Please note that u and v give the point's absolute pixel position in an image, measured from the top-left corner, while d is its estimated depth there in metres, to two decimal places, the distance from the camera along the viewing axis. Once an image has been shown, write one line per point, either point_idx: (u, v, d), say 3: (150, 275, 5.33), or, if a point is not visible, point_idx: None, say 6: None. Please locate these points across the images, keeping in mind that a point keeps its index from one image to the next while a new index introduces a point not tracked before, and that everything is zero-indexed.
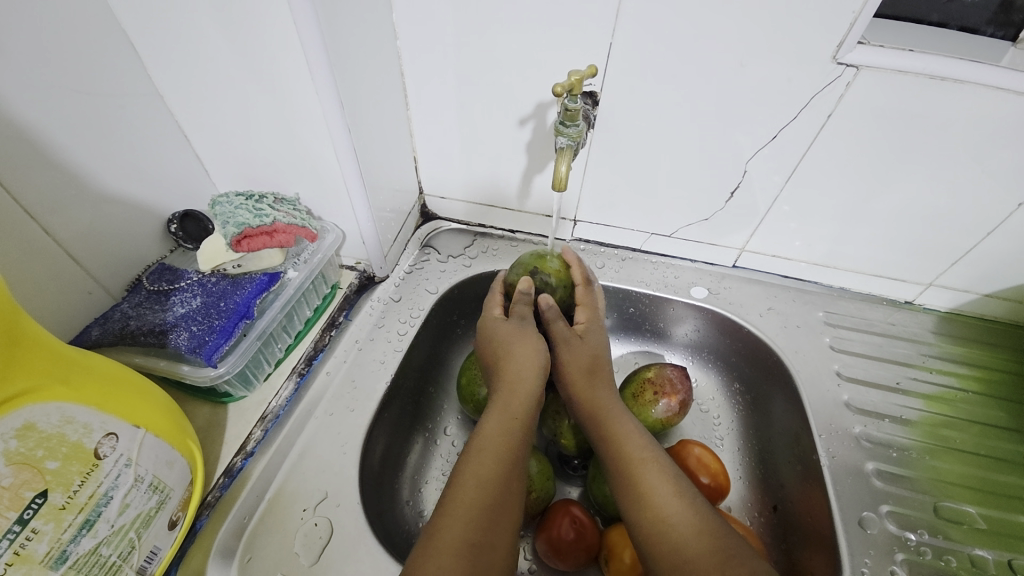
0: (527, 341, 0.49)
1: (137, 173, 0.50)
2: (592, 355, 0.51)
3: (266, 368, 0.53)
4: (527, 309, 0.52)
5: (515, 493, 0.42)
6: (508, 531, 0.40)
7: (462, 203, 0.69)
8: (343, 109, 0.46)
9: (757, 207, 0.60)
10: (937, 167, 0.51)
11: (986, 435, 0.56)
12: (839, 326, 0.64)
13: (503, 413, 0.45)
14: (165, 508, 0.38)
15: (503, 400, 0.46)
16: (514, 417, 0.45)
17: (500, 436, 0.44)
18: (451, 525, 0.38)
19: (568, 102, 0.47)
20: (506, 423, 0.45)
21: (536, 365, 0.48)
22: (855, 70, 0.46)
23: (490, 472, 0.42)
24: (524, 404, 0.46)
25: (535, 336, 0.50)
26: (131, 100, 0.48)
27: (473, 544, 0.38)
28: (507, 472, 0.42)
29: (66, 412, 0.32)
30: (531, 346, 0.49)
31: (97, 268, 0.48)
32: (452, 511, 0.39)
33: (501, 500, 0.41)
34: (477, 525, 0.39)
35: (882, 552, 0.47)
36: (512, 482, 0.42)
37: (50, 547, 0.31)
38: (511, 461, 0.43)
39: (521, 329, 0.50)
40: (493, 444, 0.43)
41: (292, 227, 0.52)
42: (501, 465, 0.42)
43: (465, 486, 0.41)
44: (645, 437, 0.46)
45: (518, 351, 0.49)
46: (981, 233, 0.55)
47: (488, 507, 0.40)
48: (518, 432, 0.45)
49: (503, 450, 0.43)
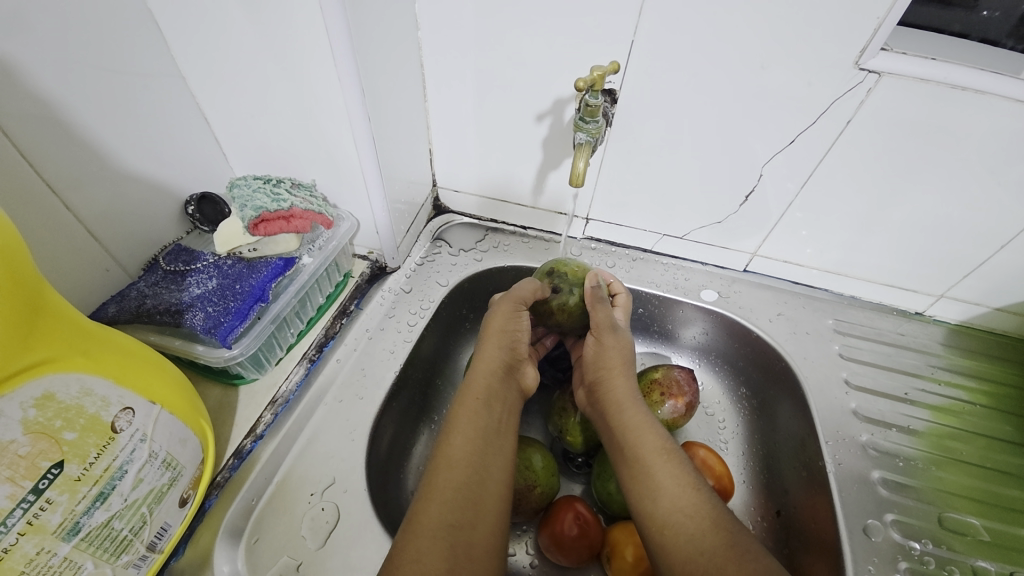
0: (503, 315, 0.51)
1: (156, 154, 0.50)
2: (622, 353, 0.51)
3: (278, 352, 0.54)
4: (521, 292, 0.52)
5: (495, 472, 0.42)
6: (490, 513, 0.40)
7: (475, 198, 0.70)
8: (364, 97, 0.46)
9: (771, 212, 0.60)
10: (956, 177, 0.51)
11: (991, 448, 0.56)
12: (847, 334, 0.64)
13: (471, 393, 0.46)
14: (177, 485, 0.39)
15: (470, 382, 0.47)
16: (477, 397, 0.46)
17: (469, 416, 0.44)
18: (431, 508, 0.38)
19: (589, 98, 0.47)
20: (474, 403, 0.45)
21: (504, 339, 0.50)
22: (878, 76, 0.46)
23: (460, 452, 0.42)
24: (491, 381, 0.47)
25: (507, 314, 0.51)
26: (153, 80, 0.48)
27: (451, 524, 0.37)
28: (478, 451, 0.42)
29: (86, 384, 0.33)
30: (499, 326, 0.51)
31: (115, 246, 0.49)
32: (431, 494, 0.39)
33: (476, 479, 0.41)
34: (452, 506, 0.38)
35: (885, 560, 0.47)
36: (489, 460, 0.42)
37: (63, 518, 0.31)
38: (485, 439, 0.43)
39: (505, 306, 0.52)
40: (464, 424, 0.44)
41: (309, 213, 0.52)
42: (475, 444, 0.42)
43: (440, 470, 0.41)
44: (659, 431, 0.46)
45: (491, 329, 0.51)
46: (994, 246, 0.55)
47: (463, 488, 0.40)
48: (484, 411, 0.45)
49: (476, 429, 0.43)
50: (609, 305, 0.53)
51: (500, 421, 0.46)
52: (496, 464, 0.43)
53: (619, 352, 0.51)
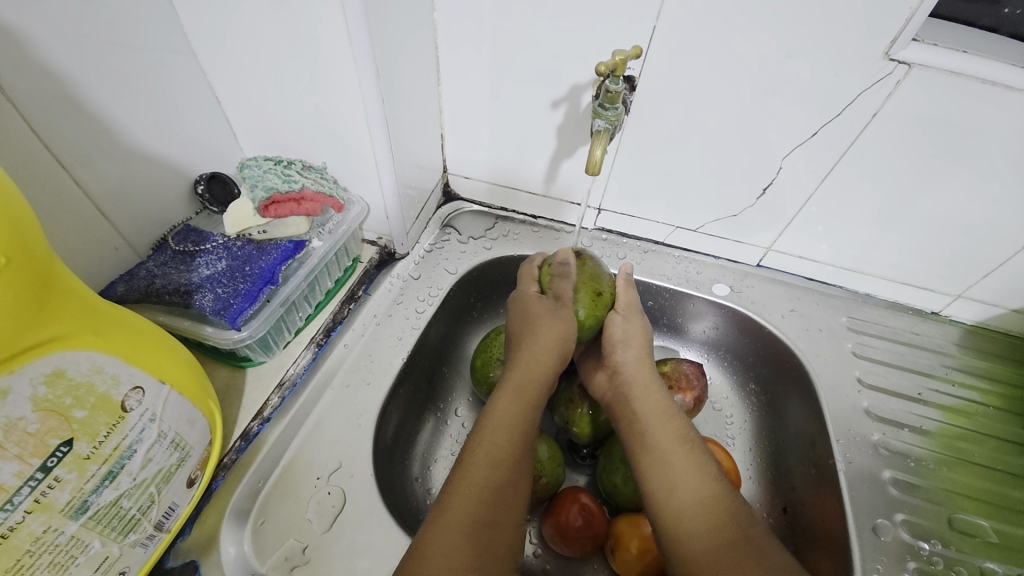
0: (557, 324, 0.49)
1: (164, 130, 0.49)
2: (644, 345, 0.51)
3: (286, 336, 0.53)
4: (563, 288, 0.51)
5: (523, 476, 0.43)
6: (514, 511, 0.41)
7: (486, 184, 0.69)
8: (377, 77, 0.45)
9: (788, 206, 0.58)
10: (980, 176, 0.49)
11: (1003, 450, 0.55)
12: (861, 332, 0.63)
13: (513, 395, 0.46)
14: (185, 465, 0.38)
15: (517, 381, 0.47)
16: (525, 397, 0.46)
17: (511, 416, 0.44)
18: (460, 502, 0.38)
19: (609, 83, 0.46)
20: (520, 403, 0.45)
21: (559, 347, 0.48)
22: (907, 67, 0.45)
23: (502, 453, 0.42)
24: (539, 383, 0.47)
25: (565, 321, 0.49)
26: (163, 56, 0.47)
27: (481, 521, 0.38)
28: (518, 452, 0.43)
29: (96, 362, 0.32)
30: (557, 334, 0.49)
31: (124, 224, 0.48)
32: (461, 490, 0.39)
33: (511, 479, 0.41)
34: (485, 504, 0.39)
35: (893, 559, 0.47)
36: (520, 462, 0.43)
37: (71, 496, 0.31)
38: (522, 441, 0.43)
39: (554, 310, 0.50)
40: (505, 423, 0.44)
41: (320, 196, 0.52)
42: (513, 445, 0.43)
43: (476, 465, 0.41)
44: (682, 425, 0.46)
45: (543, 332, 0.48)
46: (1014, 247, 0.54)
47: (497, 486, 0.40)
48: (529, 414, 0.45)
49: (514, 429, 0.44)
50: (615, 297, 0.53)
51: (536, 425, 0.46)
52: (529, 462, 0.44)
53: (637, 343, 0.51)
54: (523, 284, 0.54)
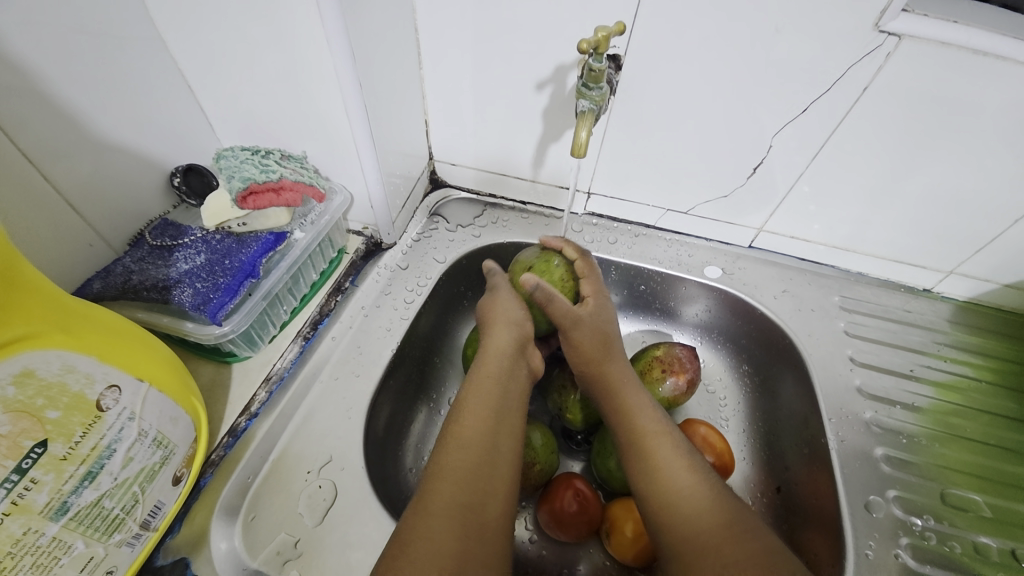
0: (498, 304, 0.51)
1: (135, 121, 0.48)
2: (601, 332, 0.50)
3: (271, 330, 0.52)
4: (498, 279, 0.54)
5: (505, 459, 0.41)
6: (499, 493, 0.40)
7: (473, 171, 0.67)
8: (354, 61, 0.43)
9: (779, 186, 0.58)
10: (972, 149, 0.49)
11: (995, 425, 0.56)
12: (854, 311, 0.63)
13: (484, 381, 0.45)
14: (169, 463, 0.38)
15: (484, 363, 0.47)
16: (495, 378, 0.46)
17: (483, 397, 0.44)
18: (442, 488, 0.38)
19: (593, 62, 0.44)
20: (491, 384, 0.45)
21: (512, 326, 0.49)
22: (898, 39, 0.43)
23: (476, 435, 0.42)
24: (507, 365, 0.47)
25: (504, 301, 0.51)
26: (130, 44, 0.45)
27: (463, 505, 0.38)
28: (494, 433, 0.42)
29: (68, 361, 0.31)
30: (501, 314, 0.50)
31: (98, 219, 0.47)
32: (440, 474, 0.39)
33: (489, 462, 0.40)
34: (464, 487, 0.38)
35: (886, 535, 0.47)
36: (501, 447, 0.42)
37: (50, 498, 0.30)
38: (497, 422, 0.43)
39: (492, 297, 0.52)
40: (479, 409, 0.43)
41: (300, 185, 0.51)
42: (488, 426, 0.42)
43: (453, 449, 0.41)
44: (658, 414, 0.46)
45: (495, 315, 0.50)
46: (1007, 221, 0.53)
47: (475, 469, 0.40)
48: (500, 394, 0.45)
49: (489, 410, 0.43)
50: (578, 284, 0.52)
51: (514, 405, 0.45)
52: (511, 442, 0.43)
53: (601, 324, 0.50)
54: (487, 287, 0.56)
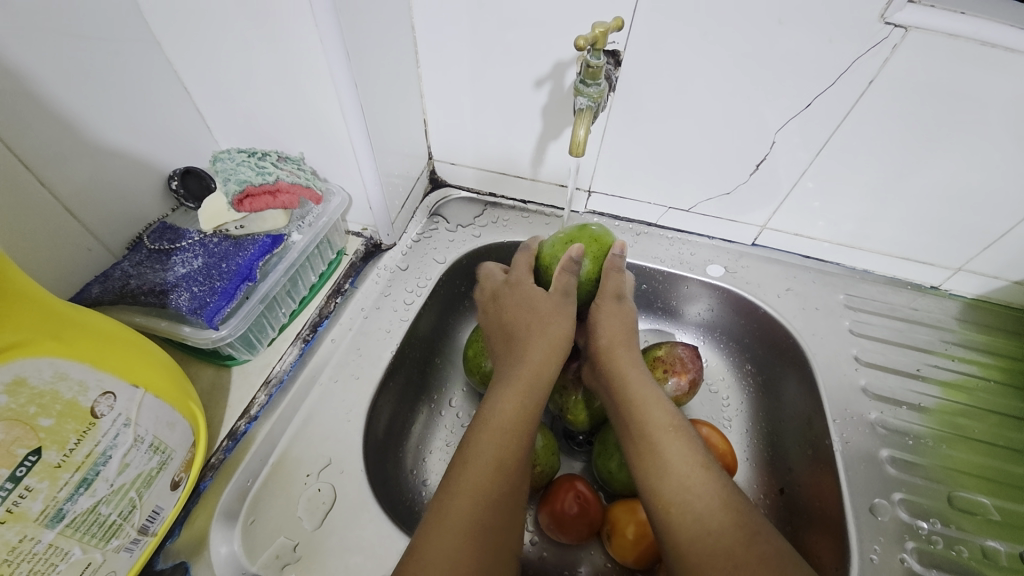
0: (557, 322, 0.50)
1: (131, 123, 0.47)
2: (625, 325, 0.52)
3: (270, 333, 0.52)
4: (569, 279, 0.50)
5: (524, 476, 0.42)
6: (518, 512, 0.41)
7: (472, 170, 0.67)
8: (349, 60, 0.43)
9: (782, 182, 0.57)
10: (980, 145, 0.48)
11: (1004, 426, 0.55)
12: (859, 310, 0.62)
13: (515, 390, 0.45)
14: (167, 468, 0.38)
15: (514, 378, 0.46)
16: (524, 392, 0.45)
17: (512, 416, 0.44)
18: (462, 505, 0.38)
19: (590, 58, 0.44)
20: (519, 401, 0.45)
21: (558, 349, 0.49)
22: (904, 31, 0.42)
23: (503, 454, 0.41)
24: (537, 385, 0.47)
25: (567, 317, 0.50)
26: (125, 46, 0.45)
27: (485, 527, 0.38)
28: (519, 453, 0.42)
29: (60, 368, 0.31)
30: (558, 335, 0.49)
31: (96, 224, 0.47)
32: (461, 493, 0.39)
33: (513, 482, 0.41)
34: (487, 508, 0.38)
35: (892, 539, 0.47)
36: (526, 462, 0.43)
37: (44, 506, 0.31)
38: (523, 440, 0.43)
39: (558, 304, 0.51)
40: (505, 423, 0.43)
41: (296, 187, 0.50)
42: (513, 444, 0.42)
43: (476, 466, 0.40)
44: (670, 407, 0.46)
45: (546, 333, 0.49)
46: (1017, 217, 0.52)
47: (499, 490, 0.40)
48: (529, 410, 0.45)
49: (515, 428, 0.43)
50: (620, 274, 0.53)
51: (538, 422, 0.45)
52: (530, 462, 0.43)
53: (623, 323, 0.52)
54: (518, 270, 0.55)
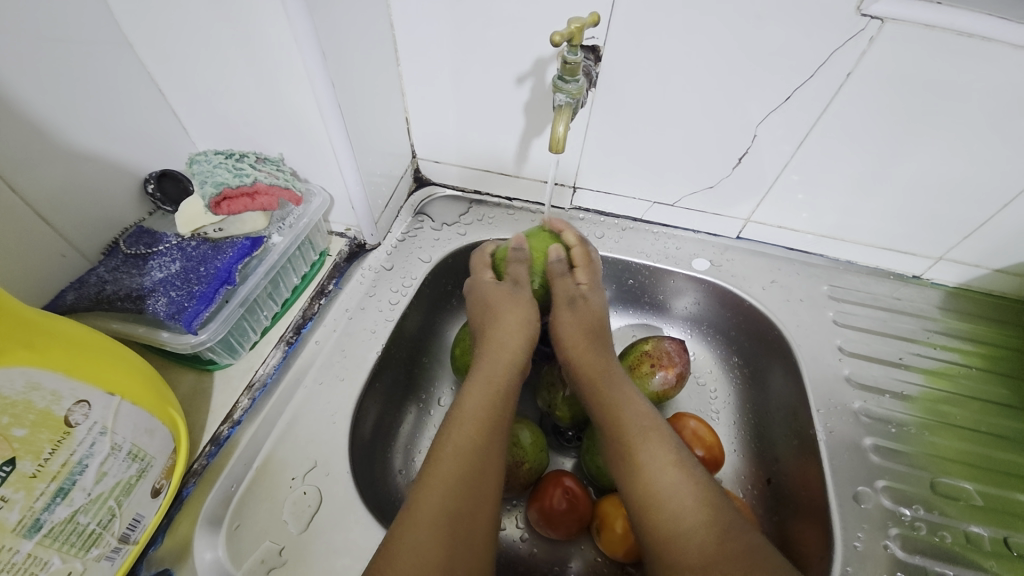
0: (517, 309, 0.51)
1: (103, 126, 0.47)
2: (591, 324, 0.52)
3: (252, 336, 0.52)
4: (519, 270, 0.53)
5: (498, 466, 0.42)
6: (491, 501, 0.40)
7: (457, 168, 0.66)
8: (324, 59, 0.43)
9: (765, 175, 0.57)
10: (958, 134, 0.48)
11: (986, 411, 0.55)
12: (842, 300, 0.62)
13: (484, 384, 0.46)
14: (147, 476, 0.37)
15: (482, 372, 0.47)
16: (492, 386, 0.46)
17: (478, 407, 0.44)
18: (432, 495, 0.38)
19: (567, 54, 0.44)
20: (486, 394, 0.45)
21: (523, 329, 0.50)
22: (880, 23, 0.43)
23: (468, 442, 0.42)
24: (503, 378, 0.47)
25: (526, 304, 0.52)
26: (94, 48, 0.44)
27: (453, 514, 0.38)
28: (487, 442, 0.42)
29: (32, 378, 0.31)
30: (519, 319, 0.51)
31: (69, 230, 0.46)
32: (429, 483, 0.39)
33: (482, 469, 0.41)
34: (455, 496, 0.38)
35: (875, 526, 0.47)
36: (498, 450, 0.43)
37: (21, 516, 0.30)
38: (490, 429, 0.43)
39: (512, 294, 0.52)
40: (473, 414, 0.44)
41: (275, 188, 0.50)
42: (481, 432, 0.42)
43: (444, 456, 0.41)
44: (646, 406, 0.46)
45: (505, 318, 0.50)
46: (995, 205, 0.53)
47: (466, 477, 0.40)
48: (496, 401, 0.45)
49: (482, 418, 0.43)
50: (572, 276, 0.54)
51: (508, 413, 0.45)
52: (503, 450, 0.43)
53: (590, 318, 0.52)
54: (477, 271, 0.55)
